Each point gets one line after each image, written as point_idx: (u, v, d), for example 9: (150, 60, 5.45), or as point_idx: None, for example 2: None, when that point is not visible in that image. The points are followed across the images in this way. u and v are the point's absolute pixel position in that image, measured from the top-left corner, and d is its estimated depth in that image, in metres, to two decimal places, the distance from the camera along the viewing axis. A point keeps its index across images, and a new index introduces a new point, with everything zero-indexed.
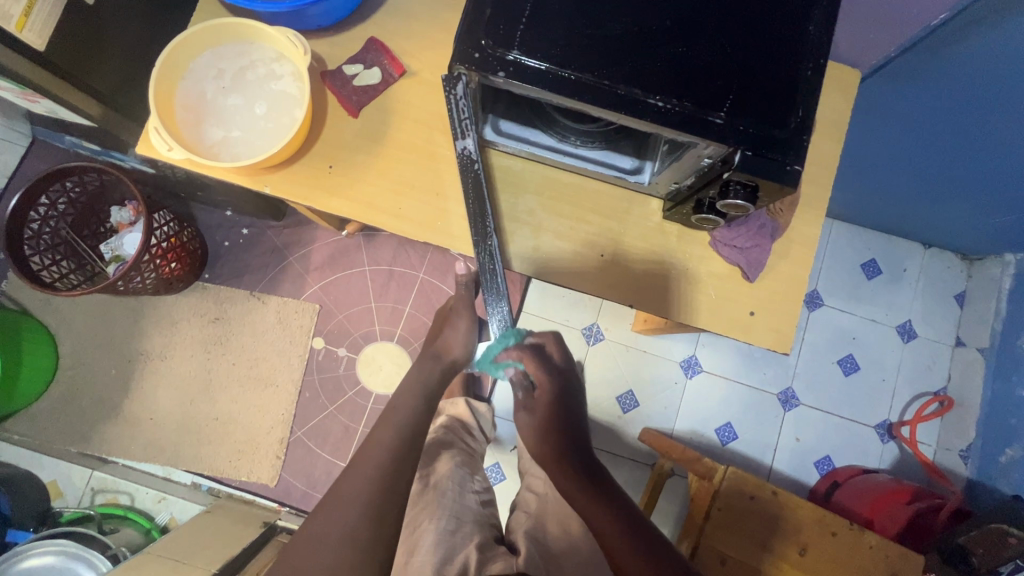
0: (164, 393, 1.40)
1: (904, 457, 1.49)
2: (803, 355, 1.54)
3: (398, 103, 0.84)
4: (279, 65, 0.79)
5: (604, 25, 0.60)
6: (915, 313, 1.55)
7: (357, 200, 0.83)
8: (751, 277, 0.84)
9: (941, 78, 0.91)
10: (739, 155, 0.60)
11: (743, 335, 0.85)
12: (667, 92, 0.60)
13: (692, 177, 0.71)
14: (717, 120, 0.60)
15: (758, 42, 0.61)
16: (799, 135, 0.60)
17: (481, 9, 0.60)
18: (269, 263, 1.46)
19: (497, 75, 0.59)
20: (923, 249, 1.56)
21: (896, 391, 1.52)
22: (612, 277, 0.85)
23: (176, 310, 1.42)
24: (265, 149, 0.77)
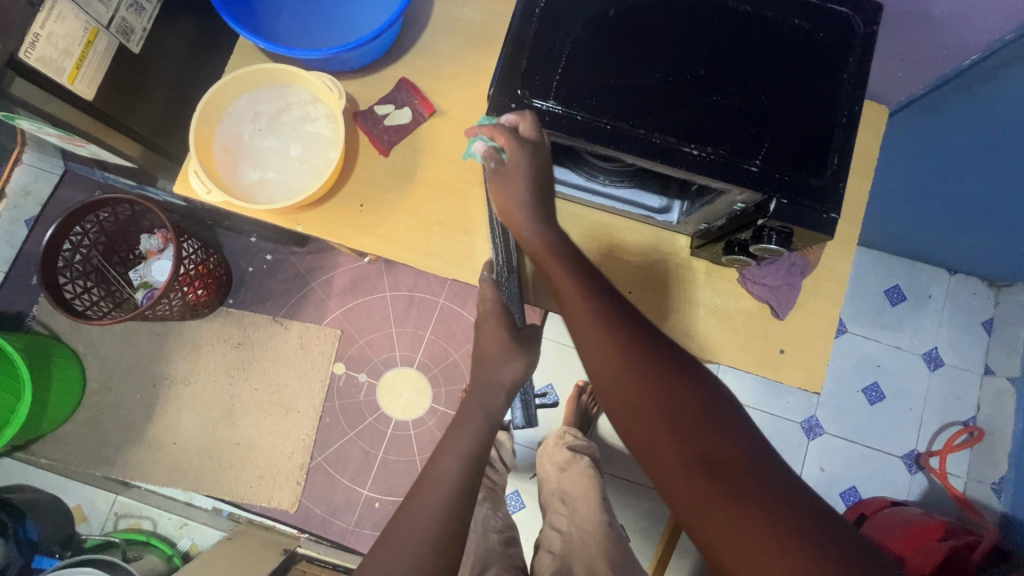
0: (188, 418, 1.41)
1: (933, 488, 1.45)
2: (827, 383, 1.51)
3: (428, 142, 0.86)
4: (314, 107, 0.81)
5: (638, 75, 0.61)
6: (941, 340, 1.52)
7: (386, 238, 0.84)
8: (781, 315, 0.83)
9: (971, 115, 0.91)
10: (774, 204, 0.60)
11: (773, 373, 0.84)
12: (701, 141, 0.60)
13: (722, 220, 0.71)
14: (752, 168, 0.60)
15: (792, 92, 0.62)
16: (834, 183, 0.60)
17: (518, 59, 0.61)
18: (292, 289, 1.47)
19: (532, 124, 0.60)
20: (949, 274, 1.54)
21: (923, 420, 1.49)
22: (639, 315, 0.85)
23: (201, 335, 1.44)
24: (300, 190, 0.79)
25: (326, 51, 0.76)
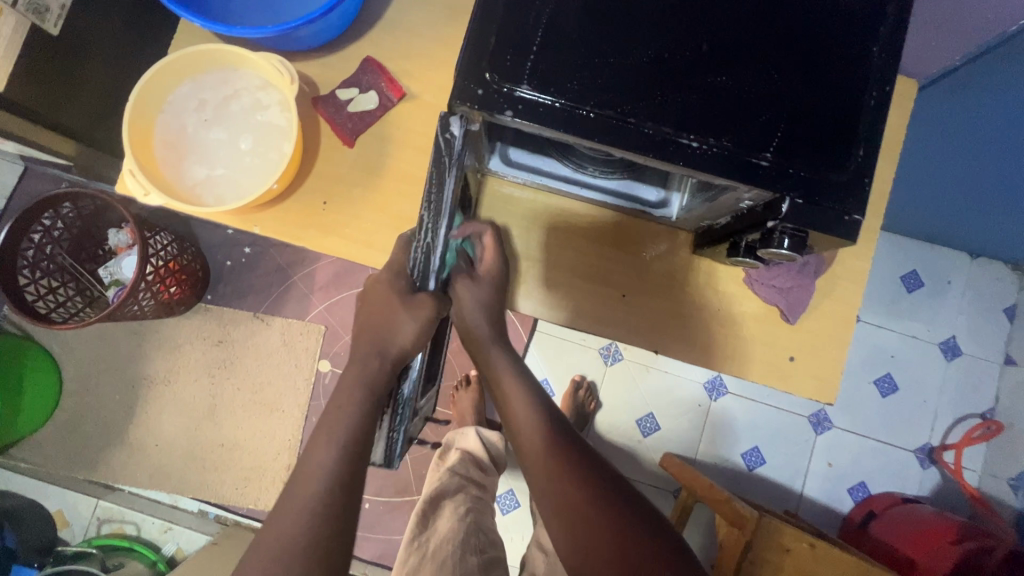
0: (169, 419, 1.36)
1: (947, 483, 1.39)
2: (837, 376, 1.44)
3: (397, 130, 0.77)
4: (266, 93, 0.72)
5: (628, 53, 0.51)
6: (959, 329, 1.44)
7: (353, 239, 0.76)
8: (791, 319, 0.75)
9: (1011, 90, 0.80)
10: (787, 204, 0.52)
11: (781, 383, 0.77)
12: (702, 131, 0.51)
13: (728, 217, 0.63)
14: (762, 162, 0.51)
15: (811, 70, 0.52)
16: (859, 178, 0.51)
17: (485, 36, 0.52)
18: (273, 283, 1.40)
19: (503, 114, 0.51)
20: (970, 259, 1.44)
21: (938, 412, 1.42)
22: (635, 320, 0.78)
23: (179, 333, 1.38)
24: (252, 189, 0.70)
25: (269, 29, 0.67)
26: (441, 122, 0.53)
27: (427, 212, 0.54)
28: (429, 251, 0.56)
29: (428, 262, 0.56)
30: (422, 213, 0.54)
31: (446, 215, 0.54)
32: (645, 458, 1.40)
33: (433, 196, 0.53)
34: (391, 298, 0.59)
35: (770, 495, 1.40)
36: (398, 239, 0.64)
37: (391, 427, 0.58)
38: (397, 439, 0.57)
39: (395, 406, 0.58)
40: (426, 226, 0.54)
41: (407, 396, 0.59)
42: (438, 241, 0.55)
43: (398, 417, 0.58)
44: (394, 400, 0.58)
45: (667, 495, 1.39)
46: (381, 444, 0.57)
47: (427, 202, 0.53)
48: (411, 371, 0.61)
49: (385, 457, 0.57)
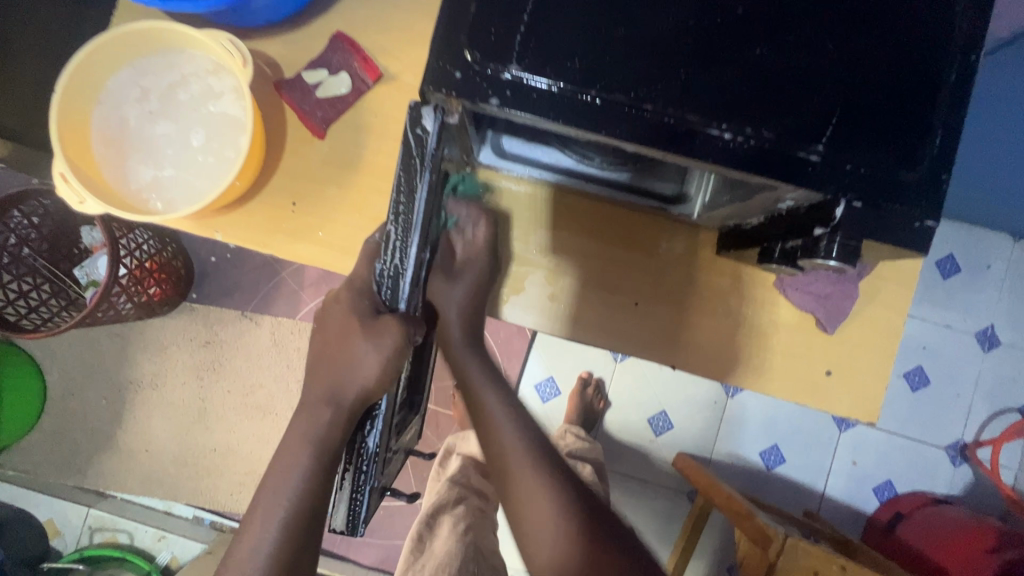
0: (158, 424, 1.30)
1: (980, 482, 1.30)
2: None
3: (374, 117, 0.66)
4: (218, 79, 0.62)
5: (643, 21, 0.41)
6: (999, 318, 1.32)
7: (327, 244, 0.67)
8: (828, 328, 0.66)
9: None
10: (842, 209, 0.41)
11: (816, 400, 0.68)
12: (736, 118, 0.41)
13: (760, 217, 0.53)
14: (811, 157, 0.41)
15: (875, 38, 0.41)
16: (933, 174, 0.41)
17: (464, 4, 0.41)
18: (260, 280, 1.31)
19: (488, 102, 0.41)
20: (1015, 241, 1.32)
21: (973, 407, 1.32)
22: (648, 331, 0.68)
23: (164, 335, 1.30)
24: (206, 191, 0.61)
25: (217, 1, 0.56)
26: (412, 114, 0.43)
27: (394, 228, 0.45)
28: (398, 277, 0.47)
29: (397, 288, 0.48)
30: (390, 226, 0.45)
31: (418, 235, 0.45)
32: (657, 458, 1.32)
33: (402, 209, 0.44)
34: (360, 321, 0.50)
35: (789, 495, 1.32)
36: (365, 247, 0.55)
37: (354, 488, 0.47)
38: (361, 503, 0.46)
39: (358, 463, 0.47)
40: (394, 247, 0.45)
41: (372, 452, 0.48)
42: (407, 268, 0.46)
43: (362, 476, 0.47)
44: (356, 455, 0.48)
45: (681, 496, 1.32)
46: (343, 509, 0.47)
47: (393, 216, 0.44)
48: (376, 417, 0.49)
49: (347, 524, 0.47)
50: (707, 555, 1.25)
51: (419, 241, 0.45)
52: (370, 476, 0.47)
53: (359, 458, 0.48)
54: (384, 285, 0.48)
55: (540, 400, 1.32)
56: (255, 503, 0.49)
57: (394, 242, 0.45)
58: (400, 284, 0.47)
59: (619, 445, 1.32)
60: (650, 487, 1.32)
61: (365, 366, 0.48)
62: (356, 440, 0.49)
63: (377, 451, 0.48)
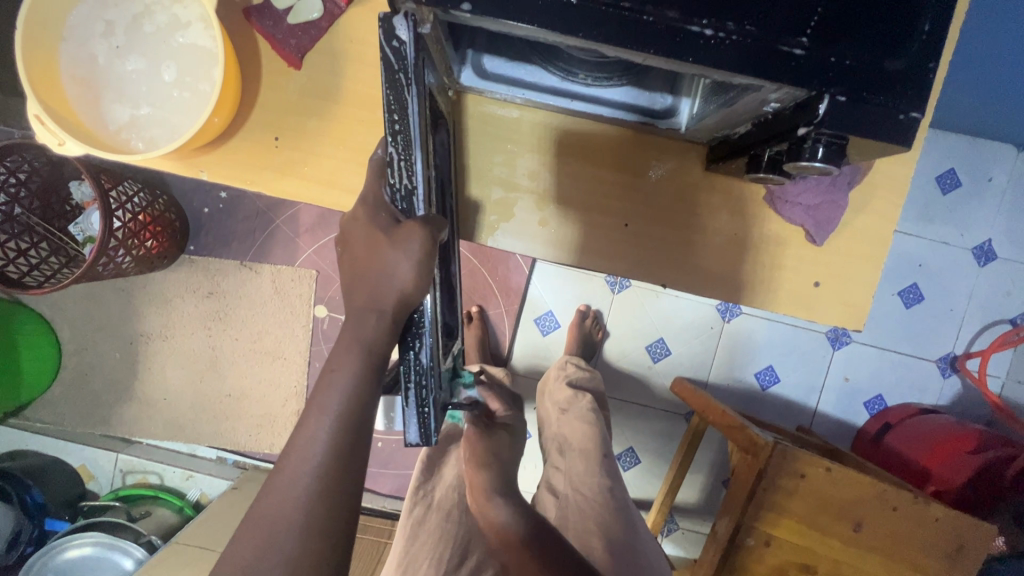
0: (173, 372, 1.35)
1: (967, 391, 1.35)
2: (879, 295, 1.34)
3: (349, 42, 0.64)
4: (183, 8, 0.59)
5: None
6: (997, 231, 1.31)
7: (315, 179, 0.66)
8: (818, 240, 0.66)
9: None
10: (826, 104, 0.40)
11: (806, 311, 0.69)
12: (718, 14, 0.39)
13: (748, 124, 0.53)
14: (796, 50, 0.40)
15: None
16: (923, 62, 0.40)
17: None
18: (255, 229, 1.31)
19: (460, 9, 0.40)
20: (1017, 151, 1.29)
21: (964, 321, 1.34)
22: (638, 251, 0.69)
23: (167, 287, 1.32)
24: (185, 129, 0.60)
25: None
26: (385, 27, 0.41)
27: (395, 148, 0.46)
28: (411, 195, 0.48)
29: (410, 205, 0.48)
30: (391, 146, 0.46)
31: (420, 154, 0.46)
32: (656, 383, 1.37)
33: (398, 127, 0.45)
34: (355, 246, 0.51)
35: (783, 412, 1.38)
36: (369, 162, 0.53)
37: (421, 402, 0.48)
38: (429, 414, 0.48)
39: (416, 379, 0.48)
40: (398, 167, 0.46)
41: (427, 365, 0.48)
42: (416, 189, 0.47)
43: (423, 389, 0.48)
44: (409, 369, 0.48)
45: (678, 418, 1.38)
46: (413, 424, 0.49)
47: (392, 135, 0.45)
48: (423, 333, 0.49)
49: (420, 436, 0.49)
50: (703, 471, 1.32)
51: (422, 156, 0.46)
52: (430, 389, 0.48)
53: (417, 375, 0.48)
54: (398, 202, 0.48)
55: (541, 333, 1.35)
56: (311, 402, 0.48)
57: (398, 163, 0.47)
58: (413, 202, 0.48)
59: (618, 372, 1.36)
60: (648, 411, 1.38)
61: (399, 275, 0.48)
62: (407, 358, 0.49)
63: (432, 363, 0.48)
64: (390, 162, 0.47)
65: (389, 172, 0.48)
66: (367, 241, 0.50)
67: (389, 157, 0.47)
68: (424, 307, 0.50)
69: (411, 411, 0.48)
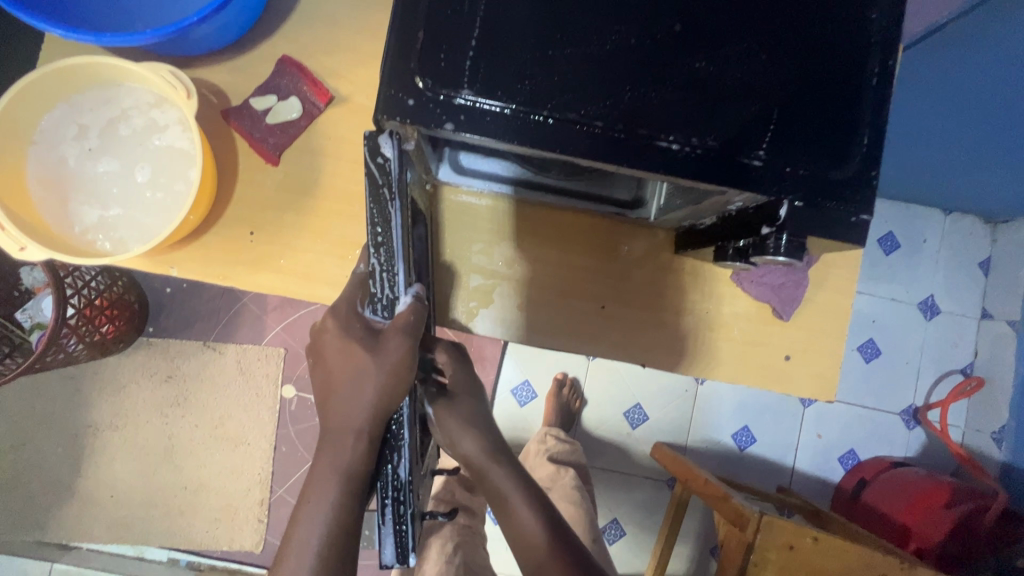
0: (122, 466, 1.24)
1: (931, 441, 1.39)
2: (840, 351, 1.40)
3: (327, 139, 0.66)
4: (162, 111, 0.60)
5: (588, 41, 0.42)
6: (938, 287, 1.41)
7: (292, 273, 0.66)
8: (785, 315, 0.70)
9: (1009, 39, 0.72)
10: (786, 208, 0.44)
11: (781, 386, 0.71)
12: (682, 130, 0.43)
13: (714, 218, 0.56)
14: (754, 162, 0.43)
15: (804, 45, 0.44)
16: (867, 171, 0.44)
17: (411, 29, 0.42)
18: (220, 308, 1.27)
19: (443, 128, 0.42)
20: (946, 215, 1.40)
21: (920, 373, 1.40)
22: (617, 331, 0.70)
23: (122, 373, 1.24)
24: (158, 229, 0.59)
25: (158, 32, 0.55)
26: (369, 144, 0.42)
27: (378, 259, 0.45)
28: (392, 303, 0.48)
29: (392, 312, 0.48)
30: (373, 257, 0.45)
31: (402, 262, 0.46)
32: (636, 450, 1.35)
33: (382, 239, 0.45)
34: (337, 348, 0.49)
35: (762, 473, 1.38)
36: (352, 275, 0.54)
37: (398, 519, 0.47)
38: (407, 532, 0.47)
39: (395, 495, 0.47)
40: (380, 277, 0.46)
41: (406, 481, 0.47)
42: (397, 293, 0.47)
43: (401, 505, 0.47)
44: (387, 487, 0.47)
45: (661, 485, 1.36)
46: (390, 543, 0.47)
47: (375, 247, 0.45)
48: (402, 446, 0.49)
49: (397, 556, 0.46)
50: (691, 540, 1.29)
51: (405, 266, 0.46)
52: (409, 506, 0.47)
53: (394, 489, 0.48)
54: (379, 311, 0.48)
55: (519, 404, 1.33)
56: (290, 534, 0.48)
57: (381, 273, 0.46)
58: (396, 309, 0.48)
59: (597, 441, 1.35)
60: (630, 479, 1.35)
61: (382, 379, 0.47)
62: (385, 473, 0.48)
63: (410, 479, 0.48)
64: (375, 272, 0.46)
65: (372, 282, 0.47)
66: (348, 347, 0.49)
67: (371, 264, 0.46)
68: (401, 413, 0.49)
69: (385, 529, 0.46)
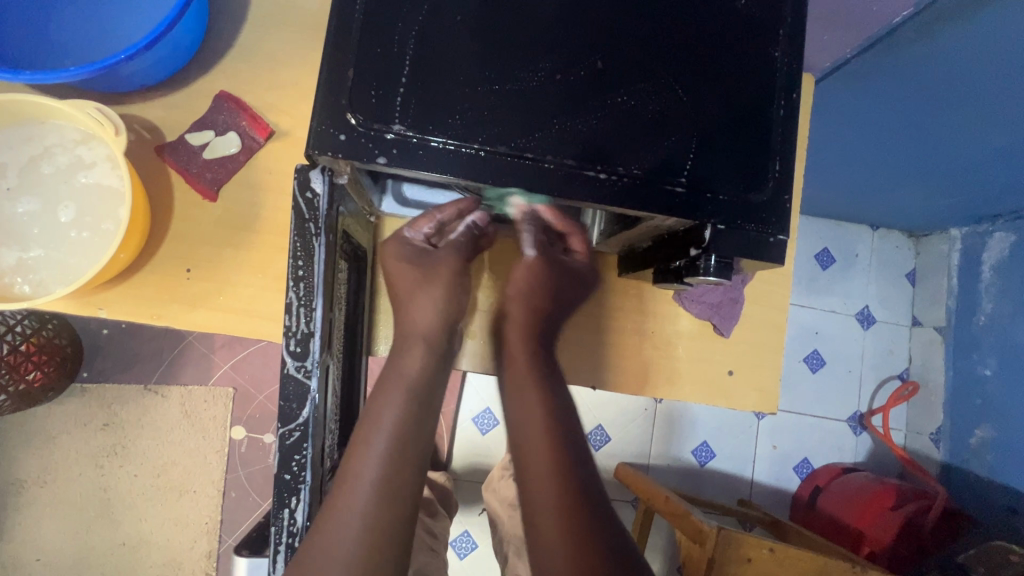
0: (53, 524, 1.15)
1: (877, 445, 1.46)
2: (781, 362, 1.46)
3: (267, 174, 0.65)
4: (88, 148, 0.58)
5: (515, 78, 0.44)
6: (872, 298, 1.50)
7: (231, 310, 0.64)
8: (725, 332, 0.72)
9: (904, 75, 0.79)
10: (710, 230, 0.47)
11: (725, 400, 0.73)
12: (608, 160, 0.45)
13: (649, 241, 0.59)
14: (677, 188, 0.46)
15: (717, 79, 0.47)
16: (779, 195, 0.47)
17: (342, 66, 0.43)
18: (162, 348, 1.20)
19: (376, 161, 0.42)
20: (874, 230, 1.50)
21: (863, 381, 1.47)
22: (566, 355, 0.72)
23: (53, 423, 1.16)
24: (81, 270, 0.56)
25: (81, 70, 0.53)
26: (300, 178, 0.42)
27: (296, 293, 0.41)
28: (307, 339, 0.41)
29: (307, 350, 0.41)
30: (291, 290, 0.41)
31: (322, 299, 0.41)
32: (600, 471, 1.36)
33: (302, 272, 0.41)
34: None
35: (723, 487, 1.41)
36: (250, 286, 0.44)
37: (290, 567, 0.40)
38: None
39: (290, 539, 0.40)
40: (297, 312, 0.41)
41: (303, 527, 0.40)
42: (322, 359, 0.41)
43: (296, 551, 0.40)
44: (276, 522, 0.40)
45: (627, 505, 1.36)
46: None
47: (295, 280, 0.41)
48: (302, 490, 0.40)
49: None
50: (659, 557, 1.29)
51: (325, 302, 0.42)
52: (304, 556, 0.40)
53: (290, 535, 0.40)
54: (291, 346, 0.40)
55: (482, 432, 1.31)
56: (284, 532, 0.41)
57: (298, 306, 0.41)
58: (312, 345, 0.41)
59: None
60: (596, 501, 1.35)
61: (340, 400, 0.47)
62: (280, 517, 0.40)
63: (309, 525, 0.41)
64: (292, 314, 0.41)
65: (287, 319, 0.41)
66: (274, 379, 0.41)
67: (286, 297, 0.41)
68: (302, 427, 0.40)
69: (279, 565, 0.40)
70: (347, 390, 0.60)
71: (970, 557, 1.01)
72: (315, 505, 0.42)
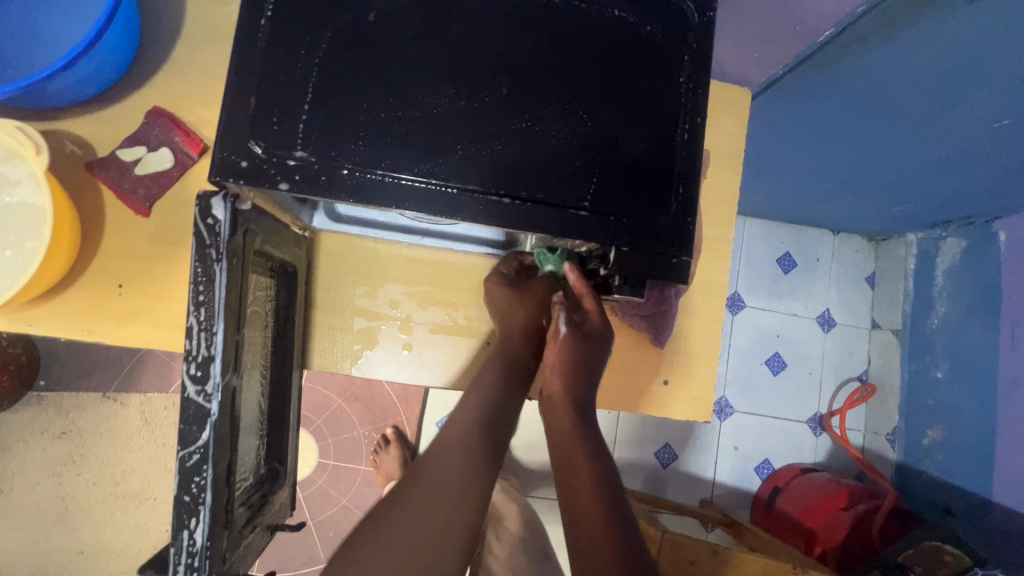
0: (10, 532, 1.15)
1: (836, 445, 1.49)
2: (728, 362, 1.48)
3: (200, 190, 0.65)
4: (12, 165, 0.58)
5: (420, 105, 0.45)
6: (832, 301, 1.52)
7: (164, 325, 0.64)
8: (660, 342, 0.73)
9: (840, 90, 0.81)
10: (615, 253, 0.48)
11: (660, 409, 0.75)
12: (512, 185, 0.46)
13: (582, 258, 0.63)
14: (581, 212, 0.47)
15: (621, 104, 0.48)
16: (683, 219, 0.49)
17: (246, 92, 0.43)
18: (121, 355, 1.19)
19: (278, 187, 0.43)
20: (835, 235, 1.53)
21: (823, 382, 1.50)
22: None
23: (9, 431, 1.16)
24: (5, 288, 0.57)
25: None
26: (201, 204, 0.42)
27: (196, 318, 0.42)
28: (208, 362, 0.42)
29: (208, 373, 0.42)
30: (192, 315, 0.42)
31: (224, 322, 0.42)
32: None
33: (203, 297, 0.42)
34: None
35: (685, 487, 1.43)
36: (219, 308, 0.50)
37: None
38: None
39: (188, 559, 0.40)
40: (198, 336, 0.42)
41: (202, 547, 0.40)
42: (224, 381, 0.42)
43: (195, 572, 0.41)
44: (176, 543, 0.40)
45: None
46: None
47: (195, 305, 0.42)
48: (201, 511, 0.40)
49: None
50: None
51: (227, 325, 0.42)
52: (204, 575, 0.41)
53: (189, 555, 0.41)
54: (192, 370, 0.41)
55: None
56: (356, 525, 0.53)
57: (199, 331, 0.42)
58: (215, 369, 0.42)
59: (527, 469, 1.30)
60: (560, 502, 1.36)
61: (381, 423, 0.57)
62: (179, 539, 0.40)
63: (209, 546, 0.41)
64: (192, 337, 0.42)
65: (189, 343, 0.42)
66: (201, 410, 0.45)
67: (188, 320, 0.42)
68: (202, 449, 0.41)
69: None
70: (275, 404, 0.60)
71: (909, 557, 1.04)
72: (218, 525, 0.42)
